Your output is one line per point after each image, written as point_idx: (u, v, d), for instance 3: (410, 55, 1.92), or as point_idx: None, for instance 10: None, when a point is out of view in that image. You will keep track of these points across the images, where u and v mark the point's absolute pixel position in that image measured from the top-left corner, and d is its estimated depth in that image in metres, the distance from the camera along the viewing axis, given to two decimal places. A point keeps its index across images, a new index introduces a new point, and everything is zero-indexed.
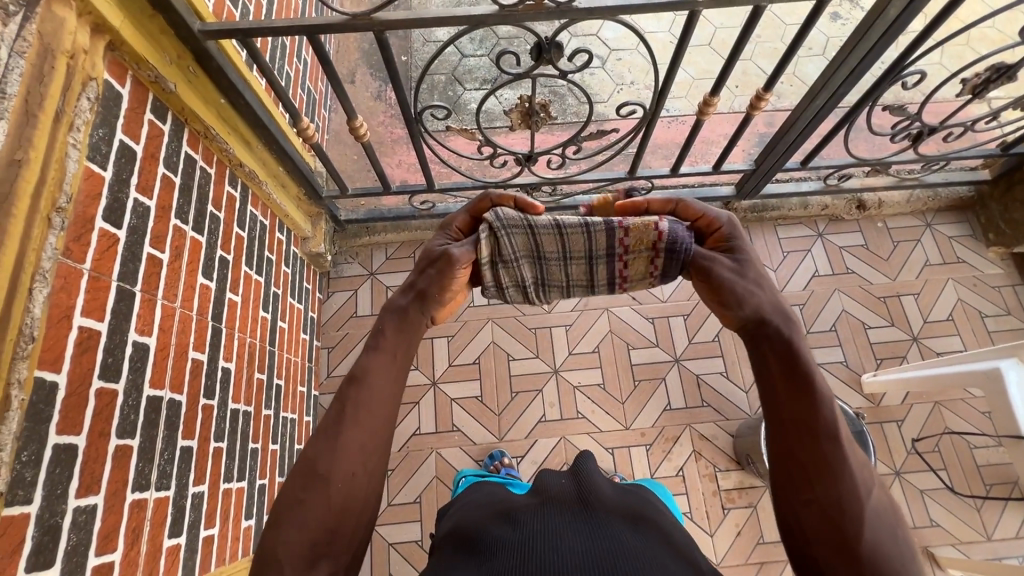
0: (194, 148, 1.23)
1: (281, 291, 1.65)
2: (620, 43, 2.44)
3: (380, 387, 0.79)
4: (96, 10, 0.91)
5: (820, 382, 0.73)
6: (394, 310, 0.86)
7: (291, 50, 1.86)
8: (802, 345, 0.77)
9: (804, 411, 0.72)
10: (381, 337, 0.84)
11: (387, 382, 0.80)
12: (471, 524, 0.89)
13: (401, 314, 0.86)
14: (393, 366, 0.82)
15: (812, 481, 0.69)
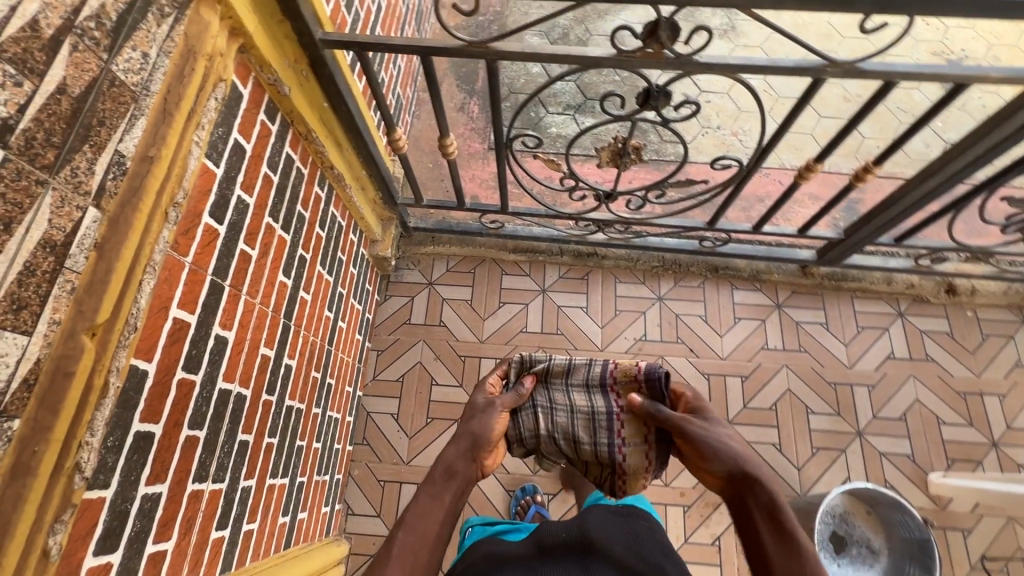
0: (294, 148, 1.25)
1: (345, 292, 1.68)
2: (711, 85, 2.38)
3: (428, 523, 0.84)
4: (236, 15, 0.95)
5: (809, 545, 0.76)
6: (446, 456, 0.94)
7: (389, 56, 1.90)
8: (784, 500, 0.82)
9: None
10: (432, 483, 0.91)
11: (433, 523, 0.85)
12: (470, 573, 0.95)
13: (450, 464, 0.93)
14: (437, 507, 0.87)
15: None
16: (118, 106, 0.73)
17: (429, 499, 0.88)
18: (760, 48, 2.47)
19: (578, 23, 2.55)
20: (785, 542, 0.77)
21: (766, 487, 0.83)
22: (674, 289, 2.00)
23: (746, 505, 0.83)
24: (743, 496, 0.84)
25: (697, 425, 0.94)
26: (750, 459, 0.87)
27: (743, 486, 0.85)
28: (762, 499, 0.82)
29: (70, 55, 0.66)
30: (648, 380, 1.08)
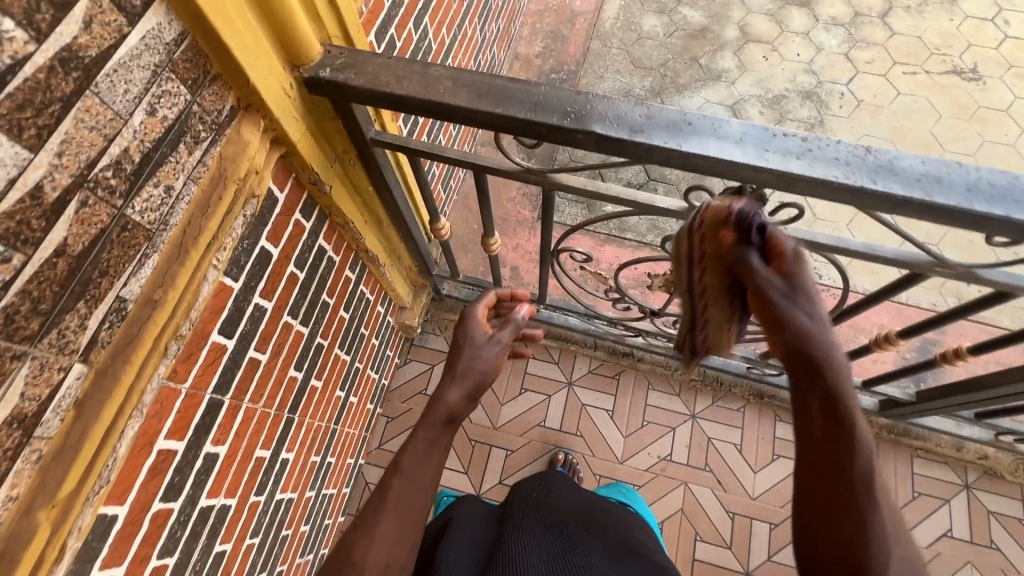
0: (328, 239, 1.19)
1: (362, 365, 1.61)
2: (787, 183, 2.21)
3: (428, 468, 0.83)
4: (281, 127, 0.88)
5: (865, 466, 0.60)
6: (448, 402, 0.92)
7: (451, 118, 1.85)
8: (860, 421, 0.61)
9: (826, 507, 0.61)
10: (429, 428, 0.87)
11: (434, 462, 0.85)
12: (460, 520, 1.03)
13: (452, 409, 0.90)
14: (434, 452, 0.86)
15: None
16: (126, 251, 0.67)
17: (429, 442, 0.86)
18: None
19: (654, 95, 2.44)
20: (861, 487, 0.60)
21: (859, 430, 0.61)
22: (710, 407, 1.85)
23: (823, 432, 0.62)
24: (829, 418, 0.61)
25: (796, 307, 0.66)
26: (846, 388, 0.62)
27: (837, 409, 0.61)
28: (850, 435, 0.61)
29: (76, 213, 0.59)
30: (740, 223, 0.70)
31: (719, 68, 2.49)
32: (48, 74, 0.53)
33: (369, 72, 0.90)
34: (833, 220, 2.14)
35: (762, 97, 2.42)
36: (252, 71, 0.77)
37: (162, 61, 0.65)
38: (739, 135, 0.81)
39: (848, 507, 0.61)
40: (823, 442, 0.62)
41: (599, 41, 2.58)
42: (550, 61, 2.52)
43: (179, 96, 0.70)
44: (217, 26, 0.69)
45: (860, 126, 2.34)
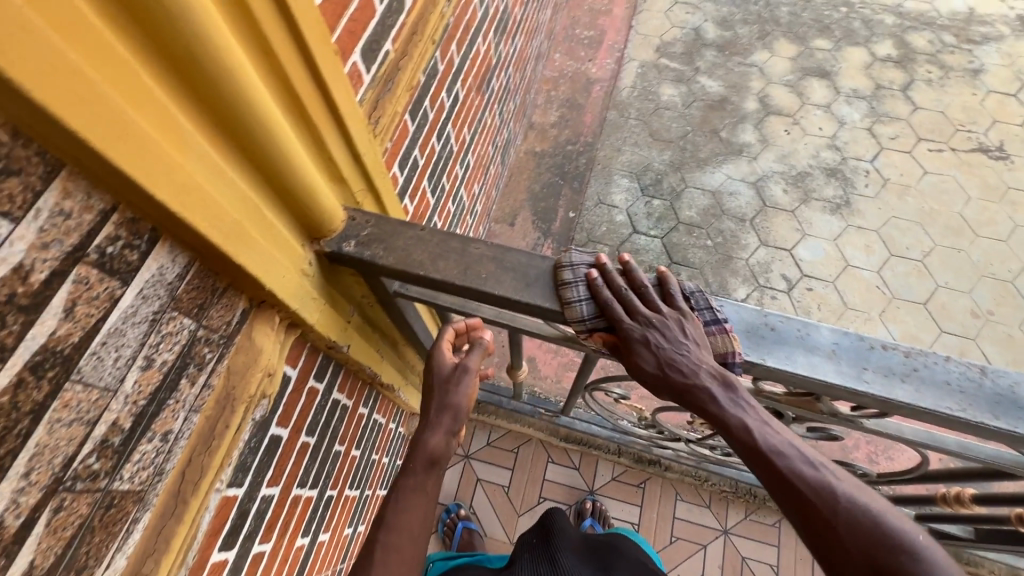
0: (341, 389, 1.07)
1: (372, 489, 1.48)
2: (814, 268, 2.13)
3: (417, 495, 0.79)
4: (297, 315, 0.76)
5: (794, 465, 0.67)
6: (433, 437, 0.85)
7: (467, 205, 1.82)
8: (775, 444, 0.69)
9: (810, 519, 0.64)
10: (414, 468, 0.81)
11: (421, 494, 0.80)
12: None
13: (432, 449, 0.83)
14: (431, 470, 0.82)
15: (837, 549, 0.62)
16: (109, 532, 0.54)
17: (417, 471, 0.81)
18: (876, 233, 2.20)
19: (674, 169, 2.37)
20: (898, 549, 0.60)
21: (847, 506, 0.63)
22: (743, 522, 1.73)
23: (856, 546, 0.61)
24: (827, 526, 0.63)
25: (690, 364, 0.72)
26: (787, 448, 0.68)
27: (816, 508, 0.64)
28: (848, 512, 0.63)
29: (47, 525, 0.47)
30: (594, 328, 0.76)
31: (740, 142, 2.42)
32: (14, 391, 0.41)
33: (401, 245, 0.79)
34: (866, 310, 2.05)
35: (786, 174, 2.34)
36: (267, 275, 0.66)
37: (161, 305, 0.54)
38: (831, 345, 0.70)
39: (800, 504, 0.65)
40: (838, 549, 0.62)
41: (616, 112, 2.52)
42: (566, 131, 2.44)
43: (182, 331, 0.58)
44: (230, 250, 0.58)
45: (888, 207, 2.26)
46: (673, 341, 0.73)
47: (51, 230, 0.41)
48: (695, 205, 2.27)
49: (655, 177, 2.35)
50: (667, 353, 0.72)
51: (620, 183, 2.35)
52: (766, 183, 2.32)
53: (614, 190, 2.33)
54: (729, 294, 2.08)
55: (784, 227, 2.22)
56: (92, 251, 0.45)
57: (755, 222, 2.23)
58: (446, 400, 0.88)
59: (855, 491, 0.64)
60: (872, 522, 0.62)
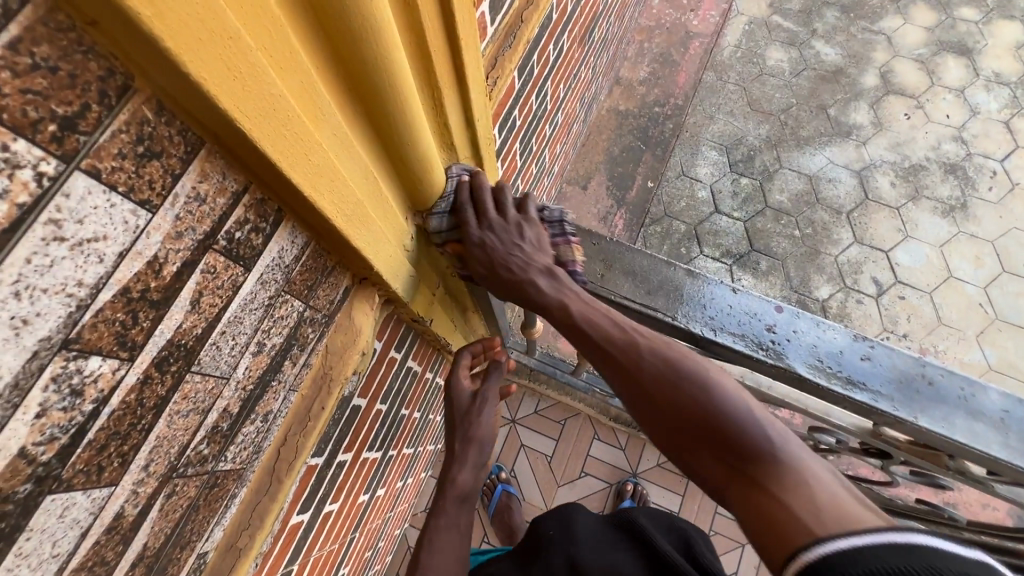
0: (415, 357, 1.05)
1: (423, 445, 1.51)
2: (911, 275, 1.94)
3: (450, 534, 0.78)
4: (394, 292, 0.71)
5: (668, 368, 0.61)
6: (461, 479, 0.82)
7: (546, 165, 1.71)
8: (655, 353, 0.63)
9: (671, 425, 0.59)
10: (444, 510, 0.80)
11: (455, 531, 0.79)
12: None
13: (462, 486, 0.81)
14: (464, 508, 0.81)
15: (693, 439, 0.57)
16: (211, 509, 0.53)
17: (452, 508, 0.80)
18: (990, 243, 1.98)
19: (770, 145, 2.16)
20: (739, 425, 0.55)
21: (703, 390, 0.58)
22: None
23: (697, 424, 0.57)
24: (676, 414, 0.58)
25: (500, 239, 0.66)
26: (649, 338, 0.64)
27: (672, 399, 0.59)
28: (703, 393, 0.58)
29: (159, 509, 0.46)
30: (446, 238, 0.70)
31: (851, 123, 2.17)
32: (141, 388, 0.38)
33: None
34: (961, 329, 1.87)
35: (898, 164, 2.10)
36: (375, 255, 0.61)
37: (278, 289, 0.50)
38: (999, 412, 0.61)
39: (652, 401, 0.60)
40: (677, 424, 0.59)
41: (713, 73, 2.29)
42: (656, 91, 2.24)
43: (292, 314, 0.54)
44: (349, 232, 0.53)
45: (1009, 216, 2.01)
46: (507, 241, 0.66)
47: (186, 217, 0.36)
48: (788, 189, 2.08)
49: (747, 152, 2.15)
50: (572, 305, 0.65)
51: (707, 156, 2.16)
52: (872, 173, 2.09)
53: (700, 162, 2.15)
54: (811, 291, 1.93)
55: (884, 225, 2.01)
56: (222, 238, 0.40)
57: (852, 215, 2.03)
58: (468, 430, 0.83)
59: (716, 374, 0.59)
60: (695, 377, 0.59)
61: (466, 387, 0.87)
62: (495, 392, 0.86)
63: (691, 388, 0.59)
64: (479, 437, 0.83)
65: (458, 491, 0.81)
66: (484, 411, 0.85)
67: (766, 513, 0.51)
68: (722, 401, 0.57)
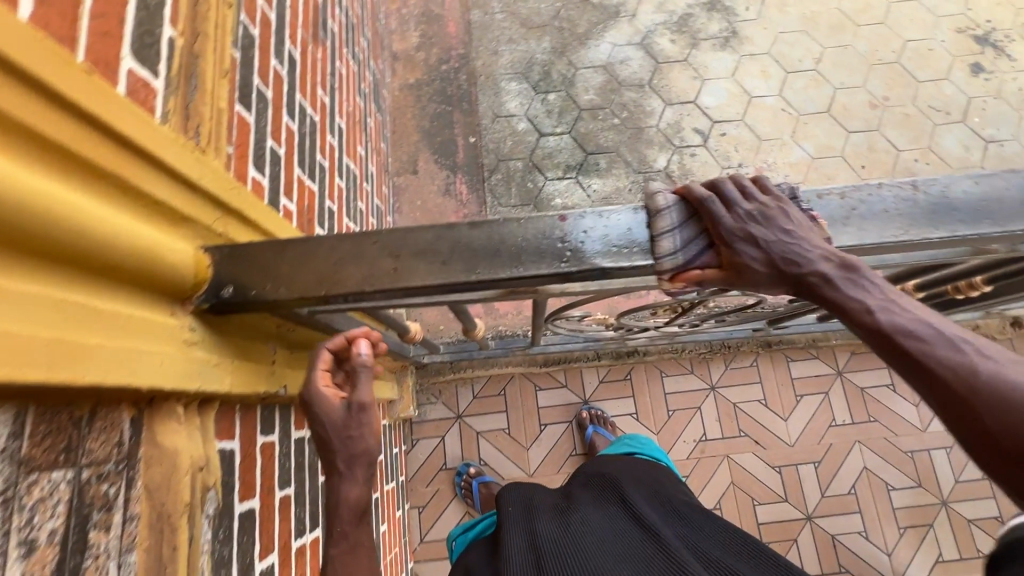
0: (302, 425, 0.99)
1: (378, 490, 1.47)
2: (722, 112, 2.10)
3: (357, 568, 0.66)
4: (203, 391, 0.65)
5: (943, 330, 0.56)
6: (355, 499, 0.66)
7: (359, 170, 1.64)
8: (926, 329, 0.57)
9: (942, 385, 0.55)
10: (342, 537, 0.66)
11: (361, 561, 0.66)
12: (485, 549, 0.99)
13: (359, 510, 0.67)
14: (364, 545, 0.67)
15: (961, 401, 0.54)
16: None
17: (350, 543, 0.66)
18: (768, 55, 2.17)
19: (558, 54, 2.21)
20: (962, 372, 0.54)
21: (923, 340, 0.56)
22: (726, 373, 1.84)
23: (949, 377, 0.54)
24: (947, 379, 0.54)
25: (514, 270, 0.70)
26: (870, 303, 0.58)
27: (930, 368, 0.55)
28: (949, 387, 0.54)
29: None
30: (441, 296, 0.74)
31: (615, 3, 2.26)
32: None
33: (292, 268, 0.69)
34: (779, 136, 2.07)
35: (668, 22, 2.23)
36: (138, 373, 0.55)
37: (9, 477, 0.44)
38: None
39: (920, 372, 0.56)
40: (925, 378, 0.56)
41: (478, 11, 2.30)
42: (435, 53, 2.22)
43: (49, 488, 0.48)
44: (62, 374, 0.46)
45: (771, 26, 2.21)
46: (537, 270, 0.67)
47: None
48: (591, 86, 2.16)
49: (542, 70, 2.19)
50: (591, 270, 0.64)
51: (509, 89, 2.18)
52: (652, 39, 2.20)
53: (506, 98, 2.17)
54: (651, 165, 2.04)
55: (682, 80, 2.15)
56: None
57: (654, 83, 2.15)
58: (352, 450, 0.66)
59: (947, 327, 0.57)
60: (915, 340, 0.56)
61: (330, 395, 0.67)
62: (360, 421, 0.67)
63: (965, 393, 0.53)
64: (367, 470, 0.68)
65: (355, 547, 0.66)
66: (364, 451, 0.67)
67: (982, 432, 0.53)
68: (973, 371, 0.53)
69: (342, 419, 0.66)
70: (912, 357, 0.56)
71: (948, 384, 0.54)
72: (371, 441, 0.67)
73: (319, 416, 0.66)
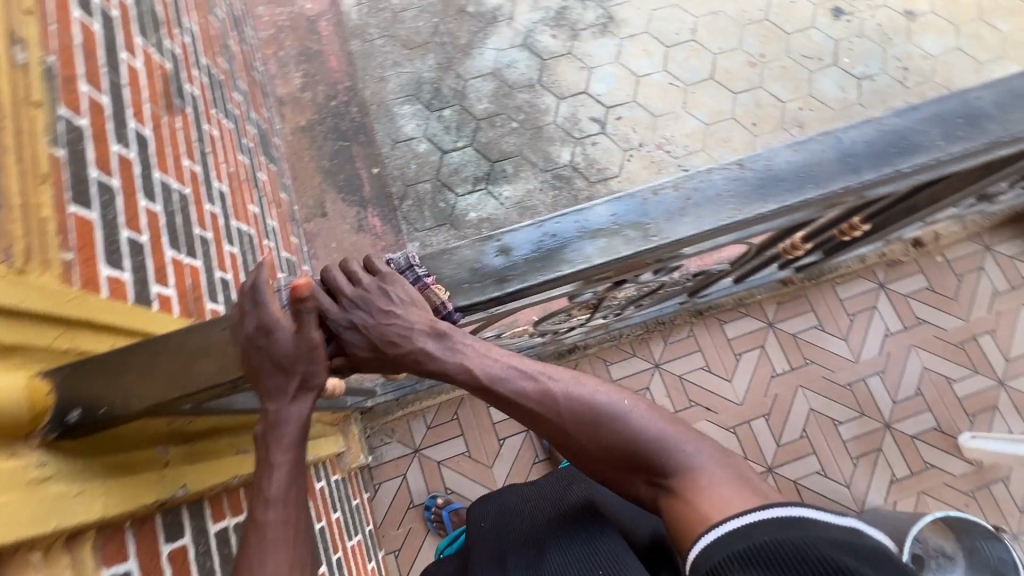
0: (221, 517, 0.94)
1: (341, 549, 1.43)
2: (614, 97, 2.15)
3: (286, 480, 0.68)
4: (64, 528, 0.61)
5: (616, 414, 0.71)
6: (297, 415, 0.68)
7: (257, 229, 1.58)
8: (606, 409, 0.71)
9: (620, 461, 0.70)
10: (280, 443, 0.68)
11: (294, 476, 0.69)
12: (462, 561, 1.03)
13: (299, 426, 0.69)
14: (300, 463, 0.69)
15: (636, 470, 0.69)
16: None
17: (289, 453, 0.69)
18: (646, 33, 2.23)
19: (445, 68, 2.21)
20: (637, 449, 0.69)
21: (617, 422, 0.70)
22: (667, 348, 1.88)
23: (617, 453, 0.69)
24: (612, 453, 0.69)
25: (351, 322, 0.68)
26: (581, 388, 0.71)
27: (601, 440, 0.70)
28: (545, 421, 0.71)
29: None
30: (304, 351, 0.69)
31: (490, 9, 2.28)
32: None
33: (161, 369, 0.66)
34: (671, 110, 2.13)
35: (546, 18, 2.26)
36: None
37: None
38: (610, 218, 0.67)
39: (608, 450, 0.70)
40: (604, 460, 0.70)
41: (358, 40, 2.28)
42: (321, 90, 2.18)
43: None
44: None
45: (644, 5, 2.27)
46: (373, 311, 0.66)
47: None
48: (483, 94, 2.16)
49: (432, 88, 2.18)
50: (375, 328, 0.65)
51: (403, 113, 2.16)
52: (533, 38, 2.23)
53: (402, 123, 2.15)
54: (556, 162, 2.06)
55: (569, 72, 2.18)
56: None
57: (543, 81, 2.17)
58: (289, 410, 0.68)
59: (621, 408, 0.71)
60: (611, 420, 0.70)
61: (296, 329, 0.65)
62: (314, 359, 0.66)
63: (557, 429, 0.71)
64: (316, 396, 0.70)
65: (296, 468, 0.69)
66: (316, 385, 0.68)
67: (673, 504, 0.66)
68: (637, 442, 0.69)
69: (295, 354, 0.65)
70: (606, 439, 0.70)
71: (611, 456, 0.70)
72: (323, 378, 0.68)
73: (275, 348, 0.64)
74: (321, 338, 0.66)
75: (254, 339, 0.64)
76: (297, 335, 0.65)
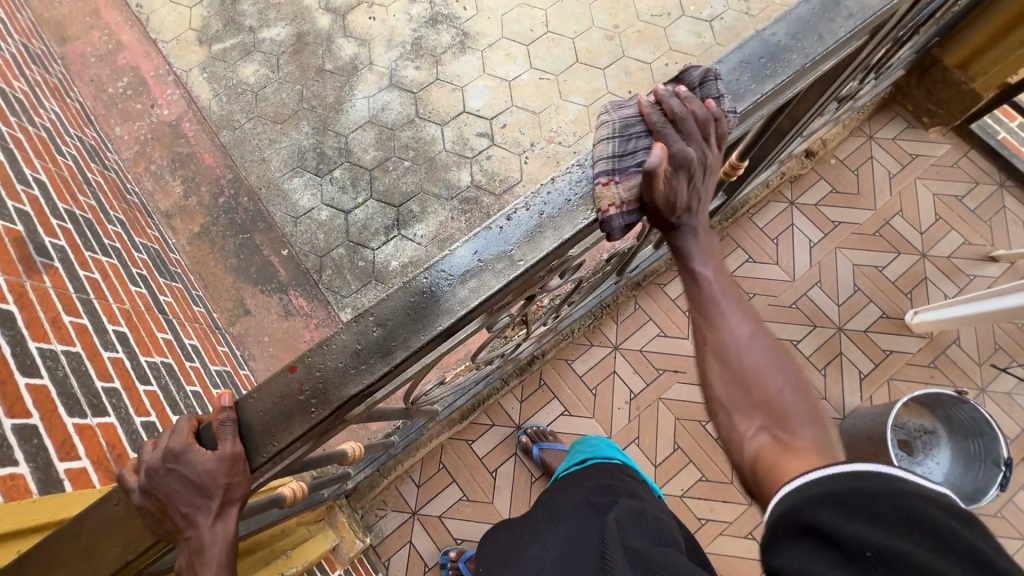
0: None
1: None
2: (493, 107, 2.17)
3: None
4: None
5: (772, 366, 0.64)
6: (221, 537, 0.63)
7: (176, 353, 1.51)
8: (762, 349, 0.66)
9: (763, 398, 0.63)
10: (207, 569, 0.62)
11: None
12: None
13: (226, 544, 0.63)
14: None
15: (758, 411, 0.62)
16: None
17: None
18: (503, 39, 2.27)
19: (322, 131, 2.18)
20: (769, 393, 0.63)
21: (753, 359, 0.65)
22: (619, 328, 1.90)
23: (748, 385, 0.64)
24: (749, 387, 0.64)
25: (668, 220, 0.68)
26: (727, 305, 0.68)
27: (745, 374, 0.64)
28: (729, 343, 0.66)
29: None
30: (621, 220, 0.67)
31: (347, 60, 2.27)
32: None
33: (67, 560, 0.63)
34: (549, 103, 2.16)
35: (404, 53, 2.26)
36: None
37: None
38: (474, 257, 0.66)
39: (750, 387, 0.64)
40: (747, 395, 0.64)
41: (227, 130, 2.22)
42: (205, 191, 2.12)
43: None
44: None
45: (493, 12, 2.31)
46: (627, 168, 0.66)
47: None
48: (367, 144, 2.14)
49: (315, 154, 2.15)
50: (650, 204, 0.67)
51: (295, 187, 2.12)
52: (398, 75, 2.23)
53: (296, 197, 2.10)
54: (459, 186, 2.06)
55: (443, 97, 2.19)
56: None
57: (421, 113, 2.17)
58: (204, 533, 0.62)
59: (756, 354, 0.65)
60: (756, 366, 0.65)
61: (204, 448, 0.63)
62: (234, 472, 0.62)
63: (732, 345, 0.66)
64: (240, 509, 0.64)
65: None
66: (239, 499, 0.64)
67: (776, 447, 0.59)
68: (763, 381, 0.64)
69: (211, 470, 0.62)
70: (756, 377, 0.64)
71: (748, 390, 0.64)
72: (244, 492, 0.63)
73: (189, 469, 0.62)
74: (241, 450, 0.63)
75: (166, 465, 0.63)
76: (212, 452, 0.62)
